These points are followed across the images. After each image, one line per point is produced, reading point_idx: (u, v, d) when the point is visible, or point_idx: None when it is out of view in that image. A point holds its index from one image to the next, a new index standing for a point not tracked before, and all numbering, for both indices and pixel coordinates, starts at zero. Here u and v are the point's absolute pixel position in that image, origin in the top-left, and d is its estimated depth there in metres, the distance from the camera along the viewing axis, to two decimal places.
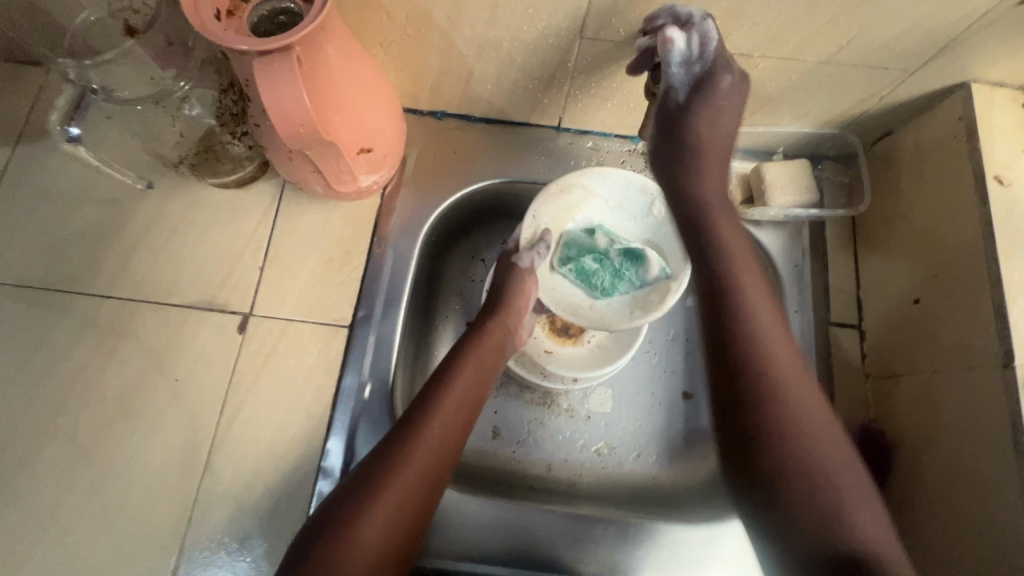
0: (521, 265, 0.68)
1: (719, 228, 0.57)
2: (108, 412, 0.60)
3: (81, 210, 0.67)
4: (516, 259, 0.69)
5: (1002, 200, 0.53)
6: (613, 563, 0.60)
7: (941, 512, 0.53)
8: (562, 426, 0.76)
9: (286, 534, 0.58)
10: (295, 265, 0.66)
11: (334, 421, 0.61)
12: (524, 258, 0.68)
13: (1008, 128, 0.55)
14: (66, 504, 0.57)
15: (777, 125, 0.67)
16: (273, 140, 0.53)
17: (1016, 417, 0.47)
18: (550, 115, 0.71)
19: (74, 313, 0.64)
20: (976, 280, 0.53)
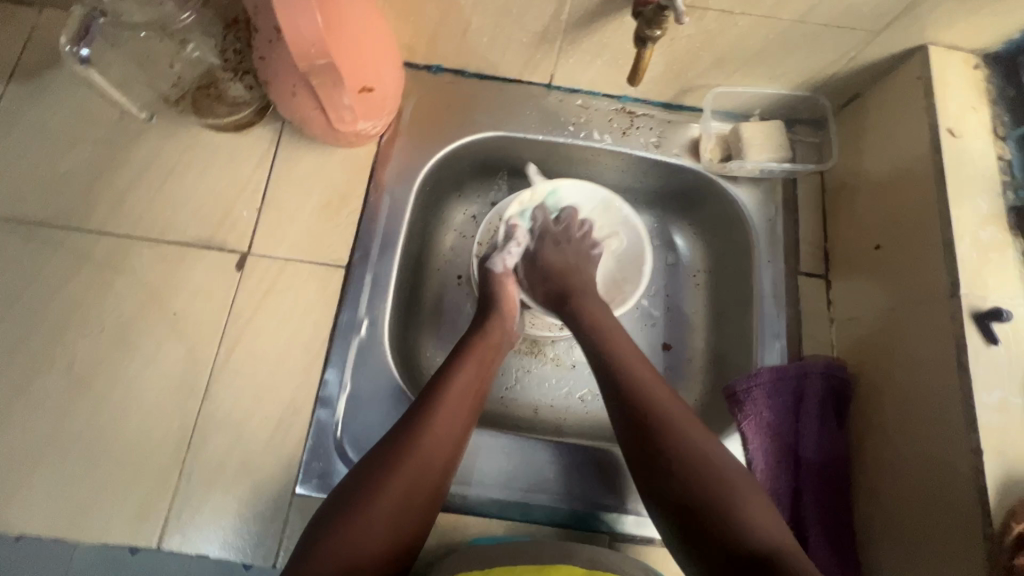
0: (495, 269, 0.70)
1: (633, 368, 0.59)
2: (106, 343, 0.61)
3: (76, 148, 0.67)
4: (490, 265, 0.71)
5: (954, 150, 0.58)
6: (597, 491, 0.63)
7: (894, 434, 0.58)
8: (548, 374, 0.80)
9: (285, 459, 0.59)
10: (293, 207, 0.68)
11: (330, 356, 0.63)
12: (496, 262, 0.71)
13: (961, 87, 0.60)
14: (64, 429, 0.58)
15: (754, 86, 0.72)
16: (279, 75, 0.56)
17: (960, 338, 0.52)
18: (542, 72, 0.74)
19: (70, 247, 0.64)
20: (930, 222, 0.58)
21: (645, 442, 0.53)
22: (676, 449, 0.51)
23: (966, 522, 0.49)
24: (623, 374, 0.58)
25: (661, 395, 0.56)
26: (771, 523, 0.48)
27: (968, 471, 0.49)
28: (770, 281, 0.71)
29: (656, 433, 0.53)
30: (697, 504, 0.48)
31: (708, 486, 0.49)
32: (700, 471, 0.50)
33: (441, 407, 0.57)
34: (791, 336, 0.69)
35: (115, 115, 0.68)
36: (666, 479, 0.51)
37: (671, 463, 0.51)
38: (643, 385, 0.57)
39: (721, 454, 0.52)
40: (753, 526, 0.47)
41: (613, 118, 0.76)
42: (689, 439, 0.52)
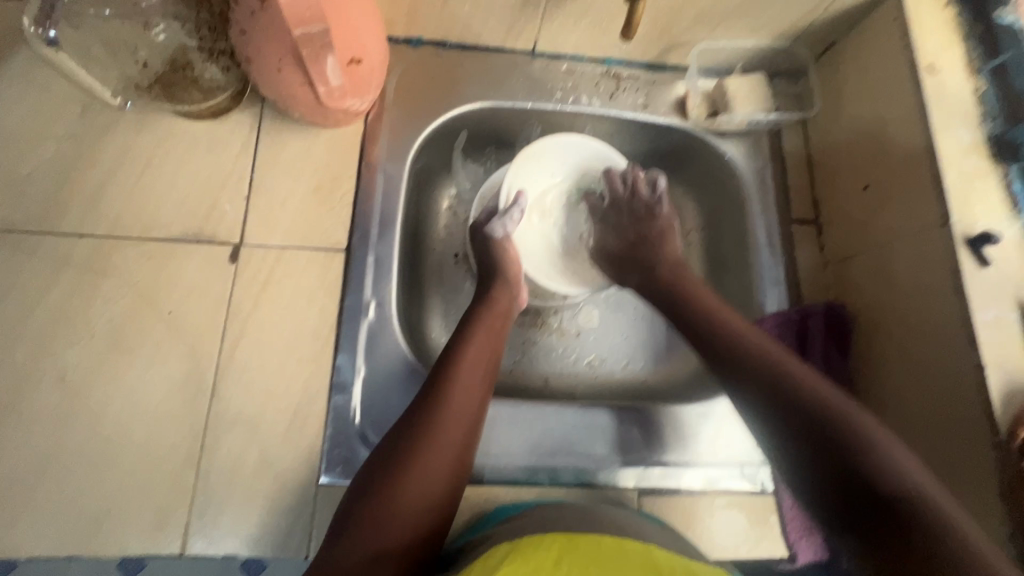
0: (496, 234, 0.69)
1: (699, 300, 0.65)
2: (98, 351, 0.58)
3: (37, 148, 0.63)
4: (487, 230, 0.69)
5: (934, 86, 0.60)
6: (622, 450, 0.64)
7: (897, 362, 0.61)
8: (555, 343, 0.80)
9: (306, 449, 0.58)
10: (283, 193, 0.65)
11: (340, 342, 0.62)
12: (496, 228, 0.69)
13: (935, 25, 0.62)
14: (64, 444, 0.55)
15: (736, 40, 0.73)
16: (262, 50, 0.53)
17: (955, 263, 0.55)
18: (526, 38, 0.73)
19: (44, 253, 0.60)
20: (918, 157, 0.60)
21: (765, 389, 0.54)
22: (775, 392, 0.53)
23: (974, 433, 0.52)
24: (722, 335, 0.60)
25: (776, 351, 0.57)
26: (907, 464, 0.47)
27: (972, 387, 0.52)
28: (765, 231, 0.73)
29: (768, 377, 0.55)
30: (823, 442, 0.49)
31: (823, 422, 0.50)
32: (818, 401, 0.51)
33: (454, 381, 0.55)
34: (789, 283, 0.72)
35: (78, 110, 0.64)
36: (784, 421, 0.52)
37: (788, 402, 0.52)
38: (735, 335, 0.59)
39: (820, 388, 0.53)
40: (885, 465, 0.46)
41: (599, 81, 0.76)
42: (804, 386, 0.53)
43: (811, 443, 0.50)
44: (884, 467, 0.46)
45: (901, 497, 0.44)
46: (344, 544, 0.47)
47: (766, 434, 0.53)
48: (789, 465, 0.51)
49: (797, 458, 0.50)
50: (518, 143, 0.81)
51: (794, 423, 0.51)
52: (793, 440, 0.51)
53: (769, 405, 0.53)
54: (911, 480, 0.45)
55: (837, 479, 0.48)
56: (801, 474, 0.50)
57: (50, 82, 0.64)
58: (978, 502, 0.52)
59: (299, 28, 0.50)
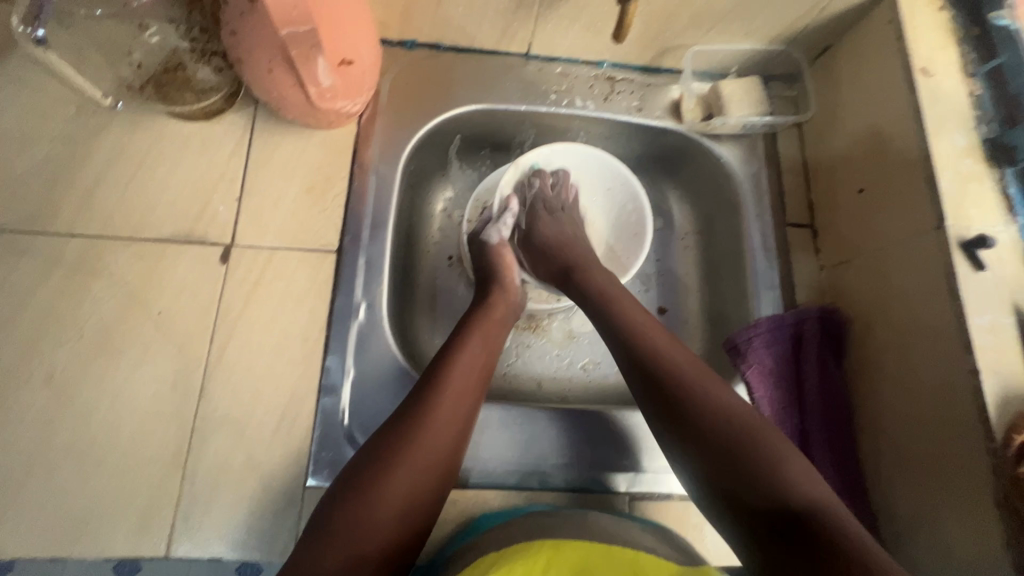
0: (491, 241, 0.70)
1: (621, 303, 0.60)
2: (87, 350, 0.58)
3: (31, 148, 0.63)
4: (484, 236, 0.71)
5: (929, 88, 0.60)
6: (612, 455, 0.63)
7: (892, 367, 0.60)
8: (548, 348, 0.79)
9: (294, 450, 0.57)
10: (275, 195, 0.65)
11: (330, 343, 0.61)
12: (491, 234, 0.70)
13: (930, 29, 0.62)
14: (50, 444, 0.55)
15: (731, 43, 0.73)
16: (253, 51, 0.53)
17: (950, 267, 0.54)
18: (519, 41, 0.73)
19: (35, 253, 0.60)
20: (912, 160, 0.60)
21: (676, 409, 0.50)
22: (684, 411, 0.50)
23: (968, 439, 0.51)
24: (646, 349, 0.55)
25: (688, 369, 0.53)
26: (816, 486, 0.45)
27: (968, 393, 0.51)
28: (760, 234, 0.73)
29: (680, 396, 0.50)
30: (735, 470, 0.46)
31: (733, 451, 0.47)
32: (724, 421, 0.48)
33: (448, 385, 0.55)
34: (784, 286, 0.71)
35: (73, 111, 0.64)
36: (693, 445, 0.49)
37: (695, 430, 0.49)
38: (652, 350, 0.54)
39: (736, 405, 0.50)
40: (797, 489, 0.44)
41: (593, 84, 0.76)
42: (714, 407, 0.49)
43: (721, 471, 0.47)
44: (786, 485, 0.45)
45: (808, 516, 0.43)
46: (324, 545, 0.46)
47: (678, 457, 0.50)
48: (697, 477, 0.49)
49: (707, 485, 0.48)
50: (513, 146, 0.81)
51: (698, 449, 0.48)
52: (700, 463, 0.48)
53: (681, 431, 0.50)
54: (815, 498, 0.44)
55: (748, 502, 0.45)
56: (706, 488, 0.48)
57: (45, 83, 0.64)
58: (971, 509, 0.51)
59: (287, 28, 0.50)
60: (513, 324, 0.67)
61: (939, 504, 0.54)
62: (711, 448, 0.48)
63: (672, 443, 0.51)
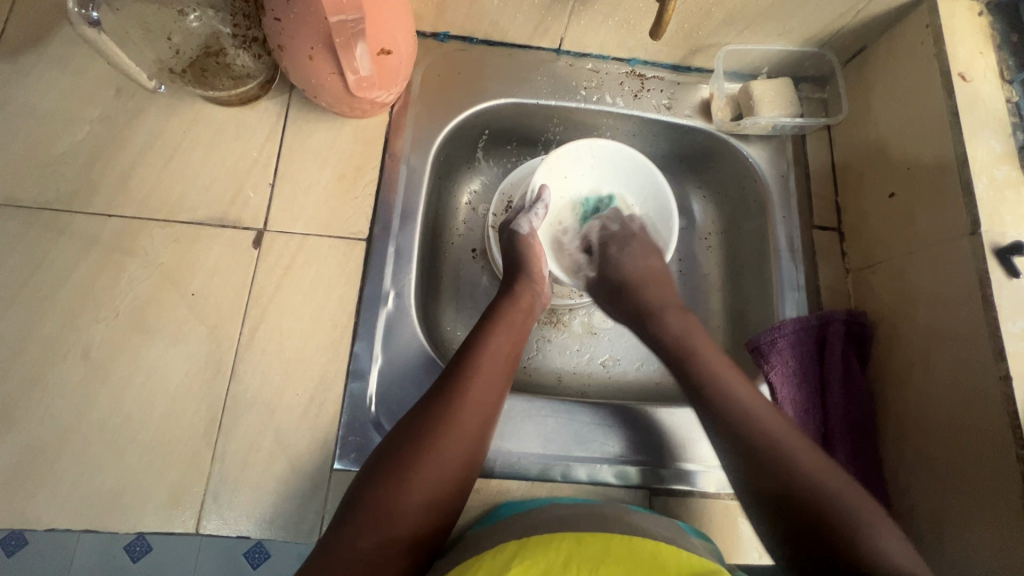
0: (521, 231, 0.69)
1: (702, 348, 0.61)
2: (121, 329, 0.59)
3: (71, 129, 0.64)
4: (514, 226, 0.69)
5: (966, 94, 0.60)
6: (635, 450, 0.64)
7: (919, 372, 0.60)
8: (569, 342, 0.80)
9: (321, 434, 0.58)
10: (307, 181, 0.66)
11: (358, 330, 0.62)
12: (522, 224, 0.69)
13: (968, 33, 0.62)
14: (84, 419, 0.56)
15: (764, 44, 0.73)
16: (295, 36, 0.54)
17: (983, 273, 0.54)
18: (552, 36, 0.73)
19: (73, 232, 0.61)
20: (946, 164, 0.59)
21: (772, 478, 0.51)
22: (778, 482, 0.50)
23: (998, 445, 0.51)
24: (729, 405, 0.55)
25: (775, 426, 0.53)
26: (901, 550, 0.46)
27: (998, 399, 0.51)
28: (786, 236, 0.73)
29: (765, 453, 0.52)
30: (823, 531, 0.47)
31: (820, 503, 0.48)
32: (808, 484, 0.49)
33: (476, 372, 0.56)
34: (810, 289, 0.71)
35: (113, 93, 0.65)
36: (789, 515, 0.49)
37: (778, 487, 0.50)
38: (750, 414, 0.54)
39: (822, 468, 0.50)
40: (883, 553, 0.45)
41: (623, 81, 0.76)
42: (804, 469, 0.50)
43: (806, 534, 0.48)
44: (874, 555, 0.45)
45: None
46: (353, 524, 0.47)
47: (755, 503, 0.52)
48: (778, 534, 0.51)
49: (796, 548, 0.49)
50: (540, 142, 0.82)
51: (779, 510, 0.50)
52: (785, 523, 0.50)
53: (763, 488, 0.51)
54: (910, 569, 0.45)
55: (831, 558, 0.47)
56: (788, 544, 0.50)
57: (86, 65, 0.66)
58: (997, 516, 0.51)
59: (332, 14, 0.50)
60: (538, 316, 0.67)
61: (962, 510, 0.54)
62: (797, 506, 0.49)
63: (751, 495, 0.53)
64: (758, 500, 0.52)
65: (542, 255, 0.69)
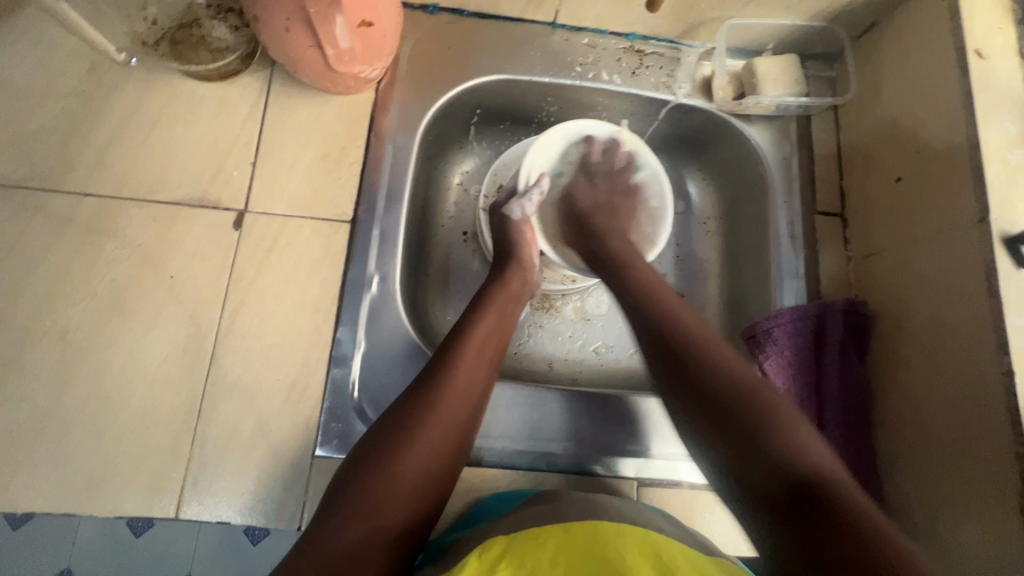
0: (513, 216, 0.65)
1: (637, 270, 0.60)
2: (99, 312, 0.58)
3: (46, 104, 0.62)
4: (506, 210, 0.66)
5: (981, 72, 0.56)
6: (624, 438, 0.63)
7: (920, 365, 0.58)
8: (561, 328, 0.78)
9: (303, 421, 0.57)
10: (289, 160, 0.64)
11: (342, 314, 0.61)
12: (513, 209, 0.66)
13: (987, 7, 0.58)
14: (62, 403, 0.55)
15: (770, 18, 0.69)
16: (270, 7, 0.51)
17: (990, 263, 0.52)
18: (546, 9, 0.69)
19: (49, 211, 0.59)
20: (957, 147, 0.56)
21: (700, 387, 0.48)
22: (704, 392, 0.47)
23: (997, 442, 0.49)
24: (673, 325, 0.52)
25: (713, 345, 0.51)
26: (822, 452, 0.43)
27: (998, 394, 0.49)
28: (787, 222, 0.70)
29: (691, 364, 0.49)
30: (745, 437, 0.44)
31: (753, 410, 0.45)
32: (737, 386, 0.47)
33: (460, 359, 0.54)
34: (809, 276, 0.69)
35: (87, 67, 0.63)
36: (717, 427, 0.46)
37: (711, 399, 0.47)
38: (689, 331, 0.52)
39: (748, 373, 0.48)
40: (798, 454, 0.42)
41: (621, 57, 0.73)
42: (732, 374, 0.48)
43: (733, 442, 0.44)
44: (796, 454, 0.42)
45: (813, 481, 0.41)
46: (337, 518, 0.46)
47: (685, 419, 0.48)
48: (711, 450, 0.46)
49: (716, 460, 0.45)
50: (534, 120, 0.79)
51: (712, 415, 0.46)
52: (710, 433, 0.46)
53: (696, 407, 0.47)
54: (825, 473, 0.42)
55: (754, 467, 0.43)
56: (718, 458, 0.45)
57: (60, 37, 0.63)
58: (994, 514, 0.49)
59: None
60: (527, 302, 0.65)
61: (958, 507, 0.53)
62: (726, 411, 0.46)
63: (683, 411, 0.49)
64: (687, 415, 0.48)
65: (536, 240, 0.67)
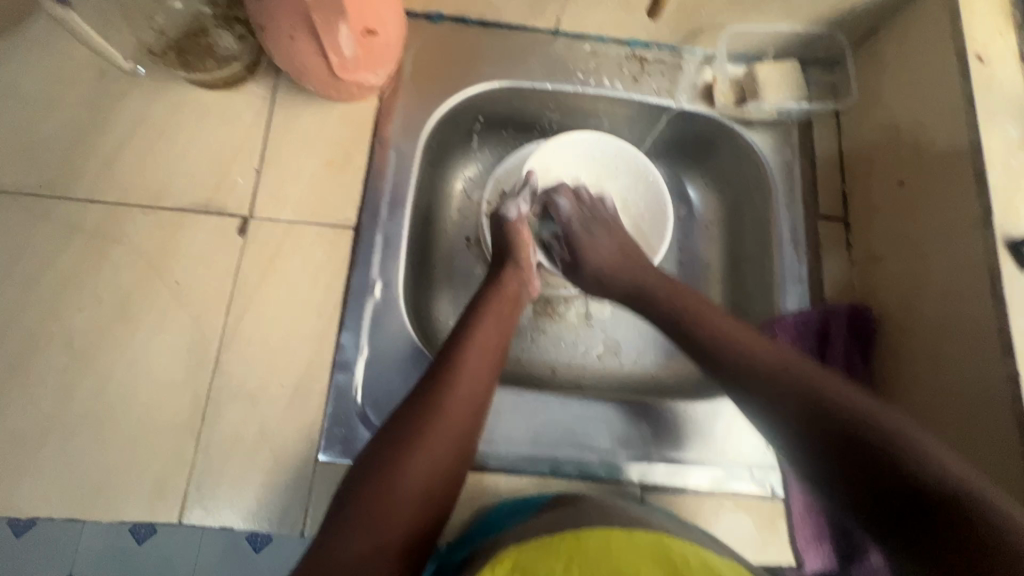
0: (509, 216, 0.67)
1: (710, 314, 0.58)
2: (105, 317, 0.58)
3: (54, 112, 0.63)
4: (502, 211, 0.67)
5: (983, 76, 0.56)
6: (628, 444, 0.63)
7: (923, 371, 0.58)
8: (565, 334, 0.78)
9: (306, 426, 0.57)
10: (293, 167, 0.64)
11: (345, 319, 0.61)
12: (509, 209, 0.67)
13: (986, 13, 0.58)
14: (68, 407, 0.55)
15: (771, 24, 0.69)
16: (274, 15, 0.52)
17: (994, 266, 0.51)
18: (548, 16, 0.70)
19: (56, 217, 0.60)
20: (960, 150, 0.56)
21: (799, 410, 0.48)
22: (804, 415, 0.47)
23: (1004, 448, 0.49)
24: (742, 357, 0.53)
25: (799, 369, 0.50)
26: (944, 455, 0.43)
27: (1005, 399, 0.49)
28: (790, 226, 0.70)
29: (785, 389, 0.49)
30: (862, 454, 0.44)
31: (858, 425, 0.45)
32: (832, 405, 0.47)
33: (463, 361, 0.55)
34: (813, 281, 0.68)
35: (96, 76, 0.64)
36: (828, 447, 0.46)
37: (814, 423, 0.47)
38: (754, 356, 0.53)
39: (846, 391, 0.48)
40: (927, 460, 0.42)
41: (623, 64, 0.73)
42: (826, 394, 0.48)
43: (849, 459, 0.45)
44: (927, 462, 0.42)
45: (943, 492, 0.40)
46: (346, 525, 0.46)
47: (790, 447, 0.48)
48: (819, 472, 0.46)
49: (836, 484, 0.45)
50: (536, 126, 0.79)
51: (824, 440, 0.46)
52: (822, 460, 0.46)
53: (799, 431, 0.47)
54: (956, 478, 0.41)
55: (878, 484, 0.43)
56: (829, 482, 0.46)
57: (68, 47, 0.64)
58: None
59: None
60: (525, 303, 0.66)
61: None
62: (836, 435, 0.46)
63: (788, 439, 0.48)
64: (793, 441, 0.48)
65: (530, 243, 0.67)
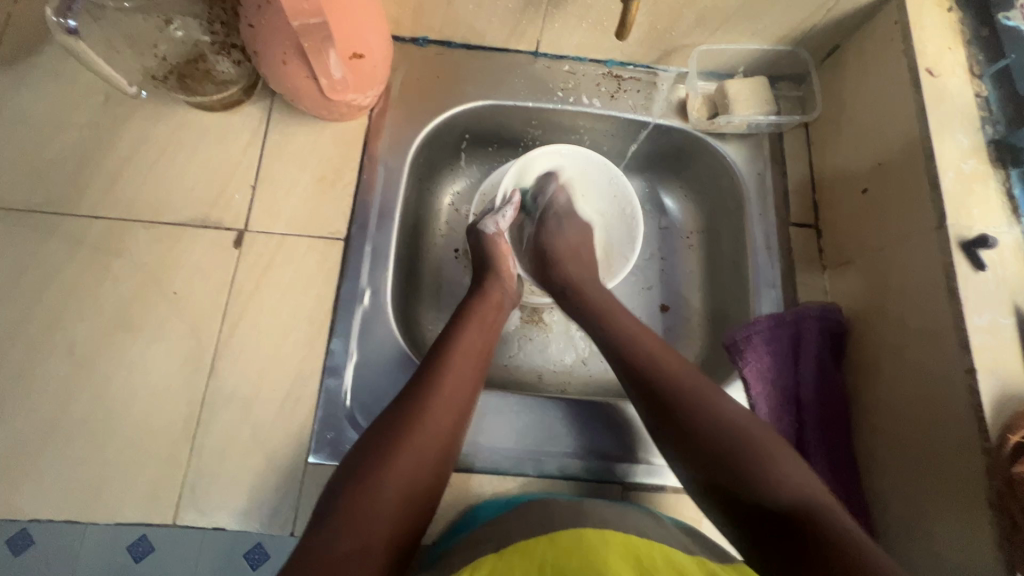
0: (487, 230, 0.71)
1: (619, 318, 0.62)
2: (106, 327, 0.61)
3: (62, 134, 0.66)
4: (480, 225, 0.71)
5: (934, 88, 0.60)
6: (610, 444, 0.64)
7: (890, 370, 0.60)
8: (550, 341, 0.80)
9: (297, 429, 0.59)
10: (287, 183, 0.68)
11: (335, 326, 0.64)
12: (487, 224, 0.71)
13: (935, 29, 0.62)
14: (68, 413, 0.58)
15: (738, 43, 0.73)
16: (269, 42, 0.56)
17: (949, 266, 0.54)
18: (528, 40, 0.74)
19: (61, 232, 0.63)
20: (915, 158, 0.59)
21: (705, 452, 0.50)
22: (710, 450, 0.50)
23: (964, 441, 0.51)
24: (659, 378, 0.55)
25: (691, 376, 0.55)
26: (816, 489, 0.47)
27: (962, 391, 0.51)
28: (763, 233, 0.73)
29: (693, 425, 0.52)
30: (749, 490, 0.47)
31: (752, 473, 0.48)
32: (727, 435, 0.50)
33: (447, 368, 0.57)
34: (786, 285, 0.71)
35: (101, 100, 0.68)
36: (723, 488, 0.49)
37: (712, 450, 0.50)
38: (661, 365, 0.56)
39: (741, 418, 0.51)
40: (796, 493, 0.46)
41: (600, 82, 0.77)
42: (722, 417, 0.51)
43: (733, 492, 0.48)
44: (804, 495, 0.46)
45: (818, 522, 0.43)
46: (332, 523, 0.47)
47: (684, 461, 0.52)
48: (707, 469, 0.50)
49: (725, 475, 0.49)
50: (520, 143, 0.83)
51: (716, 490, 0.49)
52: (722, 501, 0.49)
53: (698, 461, 0.51)
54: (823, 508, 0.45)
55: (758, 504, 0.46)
56: (717, 481, 0.49)
57: (75, 73, 0.68)
58: (966, 509, 0.50)
59: (300, 20, 0.53)
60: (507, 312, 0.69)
61: (929, 506, 0.54)
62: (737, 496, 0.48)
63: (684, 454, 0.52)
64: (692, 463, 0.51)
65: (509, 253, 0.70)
